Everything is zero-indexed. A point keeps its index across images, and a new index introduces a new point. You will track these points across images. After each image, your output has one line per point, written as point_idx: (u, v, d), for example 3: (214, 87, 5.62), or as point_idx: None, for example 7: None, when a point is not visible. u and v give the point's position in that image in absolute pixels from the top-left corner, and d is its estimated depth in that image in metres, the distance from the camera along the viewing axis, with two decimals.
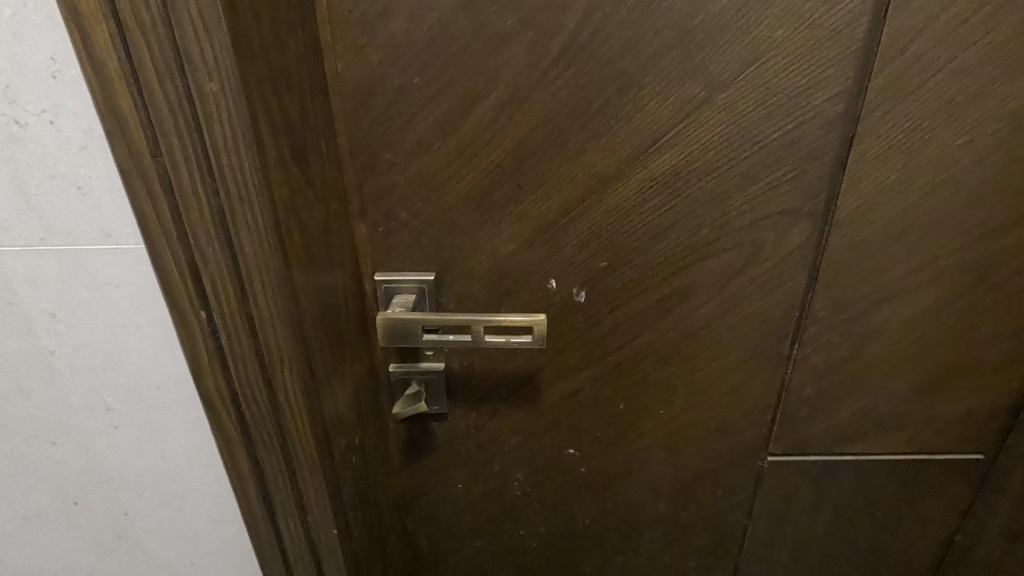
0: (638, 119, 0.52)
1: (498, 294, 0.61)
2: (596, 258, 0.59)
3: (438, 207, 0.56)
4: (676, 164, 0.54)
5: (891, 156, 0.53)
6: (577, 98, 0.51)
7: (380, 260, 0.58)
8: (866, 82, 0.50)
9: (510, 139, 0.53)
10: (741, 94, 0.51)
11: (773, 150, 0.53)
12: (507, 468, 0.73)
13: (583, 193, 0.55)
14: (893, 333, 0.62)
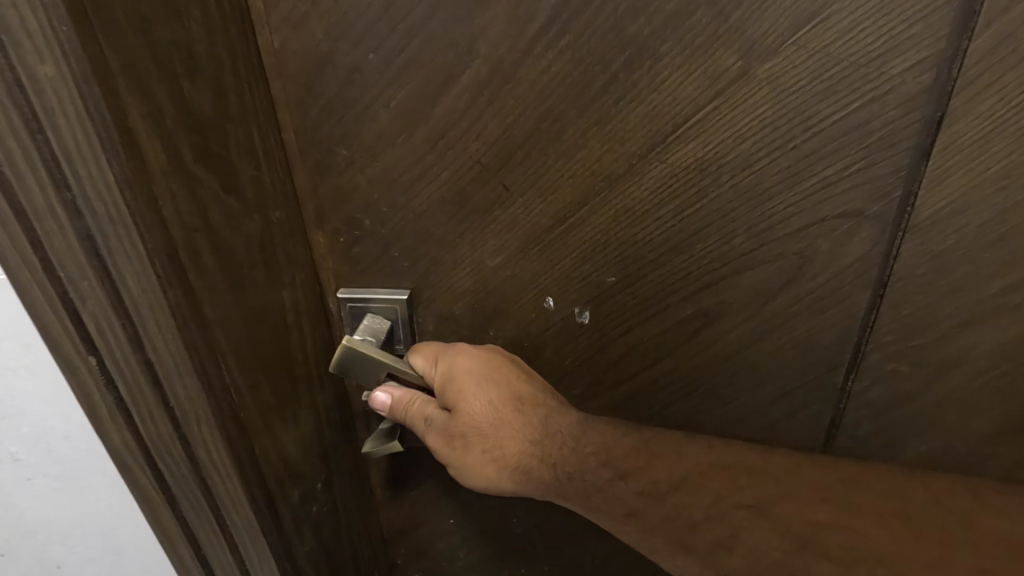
0: (653, 101, 0.40)
1: (485, 314, 0.51)
2: (601, 273, 0.48)
3: (408, 214, 0.46)
4: (701, 158, 0.42)
5: (992, 142, 0.40)
6: (575, 75, 0.40)
7: (344, 276, 0.49)
8: (965, 44, 0.37)
9: (493, 130, 0.42)
10: (791, 63, 0.38)
11: (832, 138, 0.41)
12: (504, 504, 0.65)
13: (585, 195, 0.44)
14: (981, 364, 0.49)
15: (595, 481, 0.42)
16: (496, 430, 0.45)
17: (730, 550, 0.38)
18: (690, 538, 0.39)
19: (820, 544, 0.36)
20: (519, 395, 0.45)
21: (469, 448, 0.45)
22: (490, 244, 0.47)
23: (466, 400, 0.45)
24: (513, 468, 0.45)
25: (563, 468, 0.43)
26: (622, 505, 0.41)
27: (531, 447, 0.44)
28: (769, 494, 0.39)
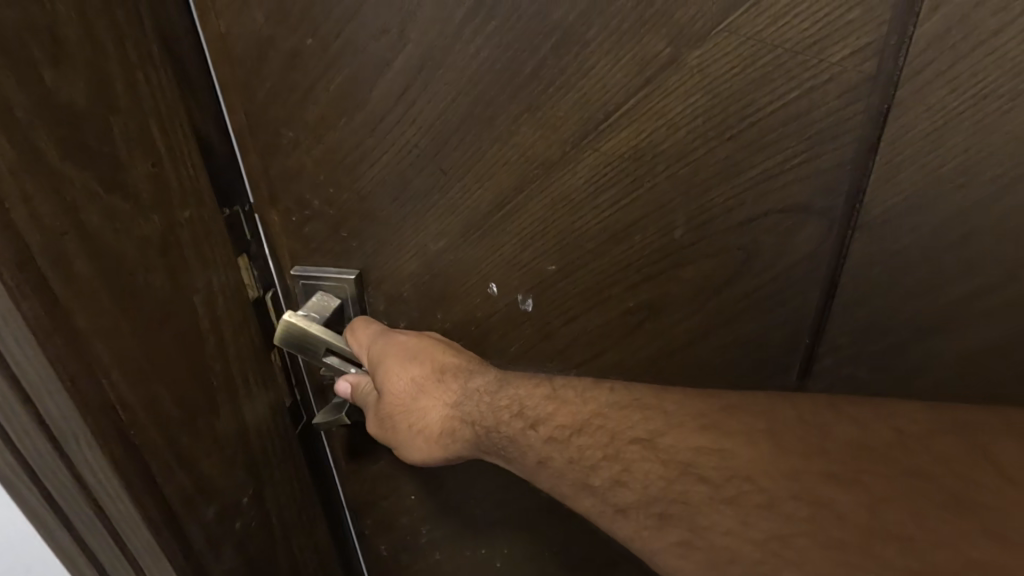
0: (582, 88, 0.40)
1: (432, 297, 0.52)
2: (541, 261, 0.48)
3: (355, 196, 0.47)
4: (634, 147, 0.42)
5: (946, 136, 0.38)
6: (502, 62, 0.40)
7: (299, 254, 0.51)
8: (908, 29, 0.35)
9: (426, 115, 0.43)
10: (721, 50, 0.37)
11: (770, 129, 0.39)
12: (464, 483, 0.66)
13: (521, 182, 0.45)
14: (948, 374, 0.46)
15: (506, 431, 0.43)
16: (423, 401, 0.47)
17: (625, 486, 0.37)
18: (590, 474, 0.38)
19: (698, 470, 0.35)
20: (443, 366, 0.47)
21: (400, 418, 0.48)
22: (432, 229, 0.48)
23: (393, 378, 0.47)
24: (440, 432, 0.47)
25: (479, 428, 0.45)
26: (529, 443, 0.42)
27: (454, 411, 0.46)
28: (657, 428, 0.37)
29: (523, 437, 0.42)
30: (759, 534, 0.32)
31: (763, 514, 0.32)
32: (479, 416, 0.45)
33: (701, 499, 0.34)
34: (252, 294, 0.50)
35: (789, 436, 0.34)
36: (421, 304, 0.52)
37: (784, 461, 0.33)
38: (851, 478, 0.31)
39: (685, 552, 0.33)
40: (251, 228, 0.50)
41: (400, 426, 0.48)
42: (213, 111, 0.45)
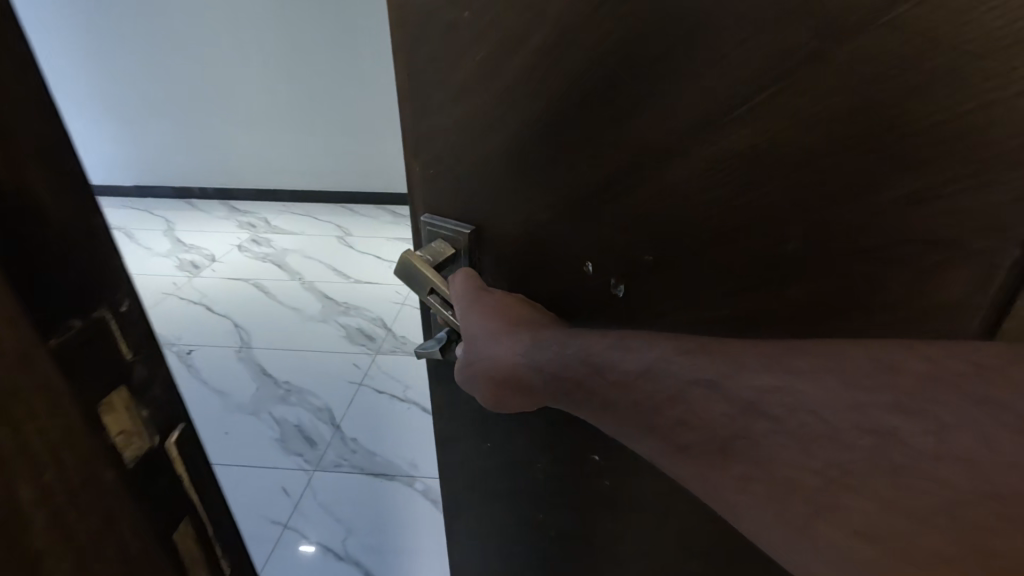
0: (706, 81, 0.37)
1: (525, 268, 0.51)
2: (643, 246, 0.45)
3: (484, 162, 0.49)
4: (756, 149, 0.37)
5: None
6: (622, 47, 0.38)
7: (447, 200, 0.53)
8: None
9: (544, 93, 0.43)
10: (874, 47, 0.32)
11: (924, 144, 0.33)
12: (546, 505, 0.55)
13: (631, 169, 0.42)
14: None
15: (589, 389, 0.41)
16: (496, 349, 0.44)
17: (686, 424, 0.36)
18: (653, 412, 0.37)
19: (760, 407, 0.33)
20: (517, 321, 0.45)
21: (475, 363, 0.46)
22: (539, 200, 0.48)
23: (469, 323, 0.45)
24: (511, 382, 0.45)
25: (558, 382, 0.42)
26: (601, 397, 0.40)
27: (529, 364, 0.43)
28: (722, 373, 0.35)
29: (588, 383, 0.41)
30: (815, 461, 0.32)
31: (817, 443, 0.32)
32: (553, 355, 0.43)
33: (757, 432, 0.33)
34: (134, 451, 0.33)
35: (856, 361, 0.32)
36: (529, 271, 0.51)
37: (854, 397, 0.31)
38: (919, 407, 0.30)
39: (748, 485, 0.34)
40: (139, 343, 0.34)
41: (491, 385, 0.46)
42: (64, 200, 0.29)
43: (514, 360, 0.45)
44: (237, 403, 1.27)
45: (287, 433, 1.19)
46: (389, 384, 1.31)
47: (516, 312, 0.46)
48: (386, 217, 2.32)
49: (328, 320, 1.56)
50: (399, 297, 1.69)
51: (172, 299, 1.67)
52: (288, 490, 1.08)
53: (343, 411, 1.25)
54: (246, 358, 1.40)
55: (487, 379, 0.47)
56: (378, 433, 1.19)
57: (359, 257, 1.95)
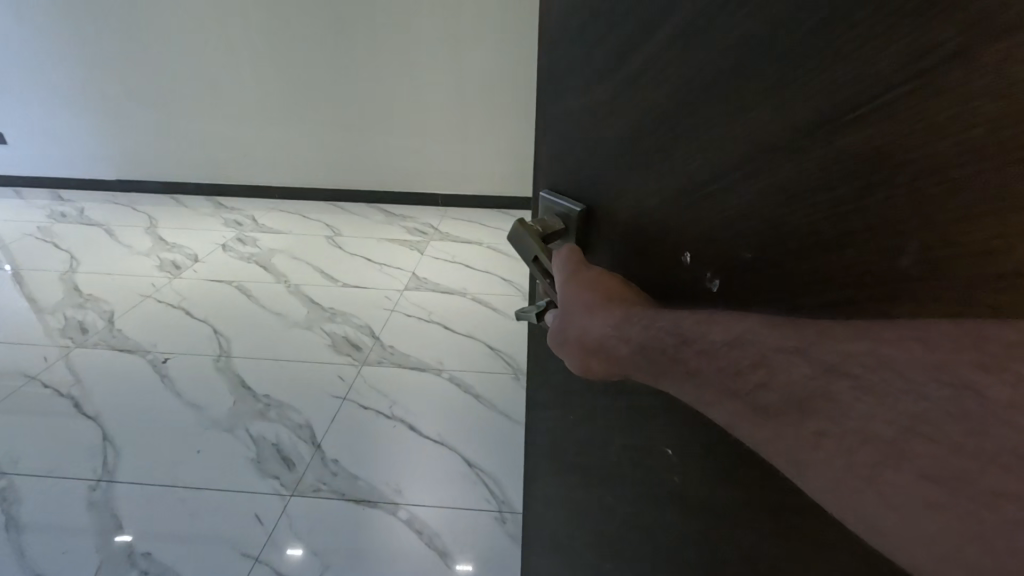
0: (843, 67, 0.20)
1: (620, 241, 0.37)
2: (734, 282, 0.27)
3: (597, 149, 0.37)
4: (914, 173, 0.19)
5: None
6: (746, 25, 0.24)
7: (561, 164, 0.41)
8: None
9: (648, 81, 0.30)
10: None
11: None
12: (598, 479, 0.47)
13: (727, 174, 0.26)
14: None
15: (669, 353, 0.27)
16: (586, 320, 0.33)
17: (767, 389, 0.22)
18: (731, 377, 0.23)
19: (843, 363, 0.20)
20: (615, 295, 0.33)
21: (564, 328, 0.36)
22: (638, 194, 0.34)
23: (566, 293, 0.36)
24: (599, 352, 0.32)
25: (641, 352, 0.29)
26: (686, 363, 0.26)
27: (618, 334, 0.31)
28: (801, 331, 0.22)
29: (677, 354, 0.26)
30: (911, 415, 0.18)
31: (916, 402, 0.18)
32: (644, 341, 0.29)
33: (843, 395, 0.20)
34: None
35: None
36: (629, 259, 0.36)
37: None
38: None
39: (820, 445, 0.20)
40: None
41: (576, 355, 0.35)
42: None
43: (597, 335, 0.32)
44: (212, 418, 1.10)
45: (263, 452, 1.01)
46: (376, 397, 1.13)
47: (619, 288, 0.34)
48: (392, 221, 2.26)
49: (313, 328, 1.42)
50: (387, 302, 1.55)
51: (150, 301, 1.58)
52: (262, 518, 0.89)
53: (324, 428, 1.06)
54: (224, 368, 1.25)
55: (569, 350, 0.35)
56: (359, 451, 1.00)
57: (347, 259, 1.86)
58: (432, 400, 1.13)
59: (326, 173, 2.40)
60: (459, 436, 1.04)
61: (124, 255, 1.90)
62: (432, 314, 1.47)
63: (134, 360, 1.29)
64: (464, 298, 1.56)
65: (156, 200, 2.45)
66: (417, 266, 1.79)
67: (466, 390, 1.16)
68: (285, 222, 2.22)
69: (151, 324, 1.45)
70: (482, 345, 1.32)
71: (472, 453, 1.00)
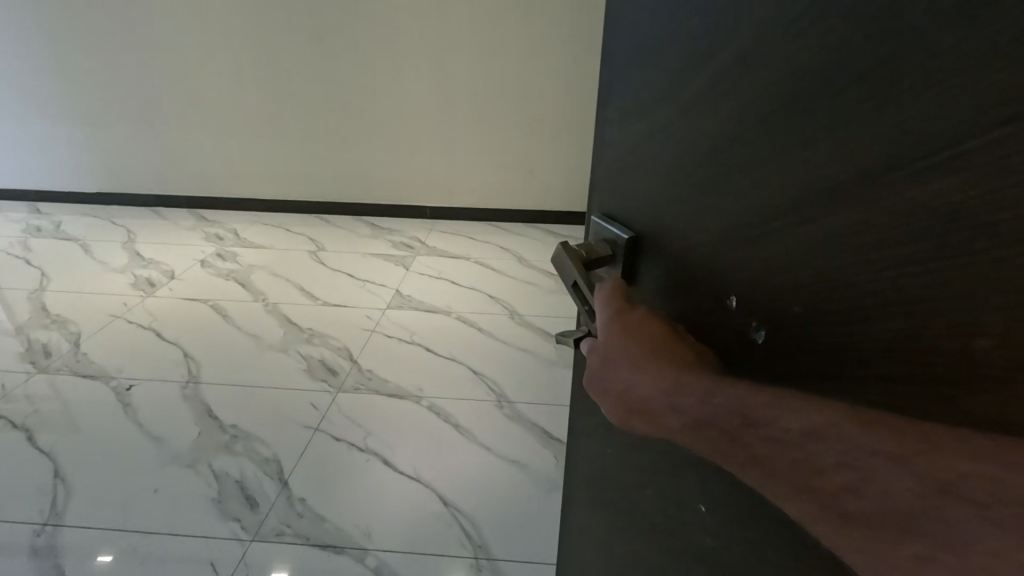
0: (925, 103, 0.16)
1: (664, 273, 0.32)
2: (787, 340, 0.23)
3: (649, 175, 0.33)
4: (1015, 239, 0.14)
5: None
6: (808, 53, 0.20)
7: (611, 186, 0.38)
8: None
9: (703, 108, 0.26)
10: None
11: None
12: (621, 536, 0.43)
13: (779, 215, 0.23)
14: None
15: (731, 433, 0.22)
16: (627, 374, 0.28)
17: (857, 495, 0.18)
18: (811, 474, 0.19)
19: (959, 484, 0.15)
20: (661, 347, 0.28)
21: (602, 378, 0.31)
22: (686, 229, 0.29)
23: (604, 340, 0.31)
24: (644, 415, 0.28)
25: (693, 427, 0.24)
26: (750, 448, 0.21)
27: (668, 400, 0.26)
28: (905, 430, 0.17)
29: (741, 439, 0.22)
30: None
31: None
32: (704, 415, 0.24)
33: (959, 518, 0.15)
34: None
35: None
36: (672, 297, 0.32)
37: None
38: None
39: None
40: None
41: (618, 409, 0.30)
42: None
43: (643, 397, 0.27)
44: (174, 452, 1.03)
45: (225, 490, 0.95)
46: (349, 429, 1.06)
47: (662, 340, 0.28)
48: (380, 235, 2.20)
49: (288, 350, 1.35)
50: (369, 322, 1.49)
51: (120, 321, 1.51)
52: (217, 567, 0.82)
53: (293, 463, 1.00)
54: (191, 397, 1.18)
55: (609, 403, 0.31)
56: (330, 488, 0.94)
57: (330, 275, 1.80)
58: (408, 430, 1.07)
59: (313, 185, 2.35)
60: (435, 471, 0.97)
61: (101, 272, 1.83)
62: (414, 335, 1.41)
63: (98, 387, 1.22)
64: (450, 317, 1.51)
65: (136, 213, 2.38)
66: (401, 283, 1.73)
67: (442, 419, 1.10)
68: (268, 235, 2.16)
69: (120, 347, 1.39)
70: (465, 369, 1.26)
71: (451, 490, 0.93)
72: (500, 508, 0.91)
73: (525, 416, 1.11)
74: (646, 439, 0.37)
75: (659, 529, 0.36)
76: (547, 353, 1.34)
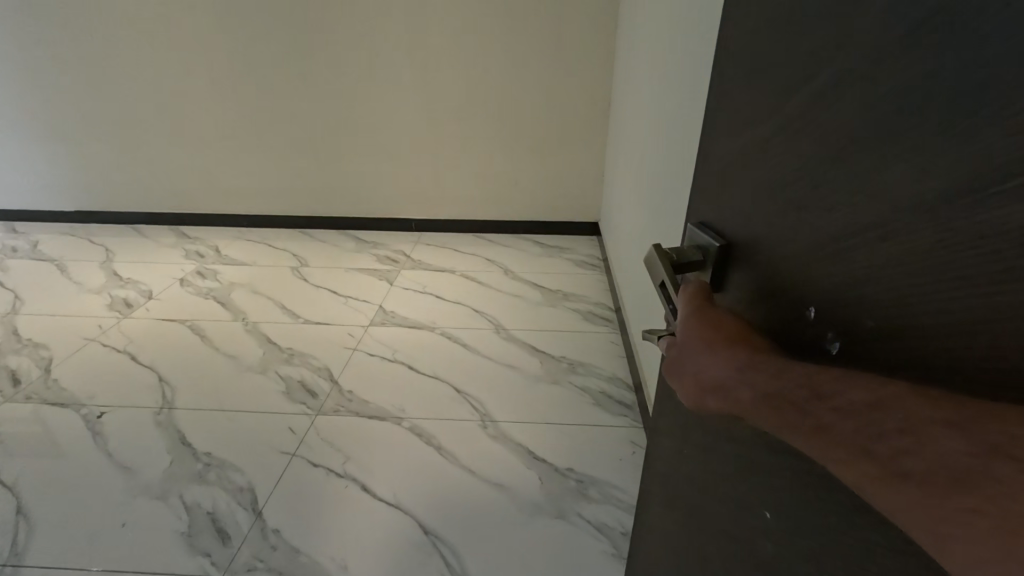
0: (998, 136, 0.16)
1: (750, 283, 0.33)
2: (859, 347, 0.23)
3: (746, 191, 0.33)
4: None
5: None
6: (900, 86, 0.20)
7: (709, 200, 0.39)
8: None
9: (800, 133, 0.26)
10: None
11: None
12: (688, 547, 0.43)
13: (853, 232, 0.23)
14: None
15: (798, 405, 0.23)
16: (703, 359, 0.31)
17: (906, 455, 0.19)
18: (869, 438, 0.20)
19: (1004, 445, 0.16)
20: (739, 337, 0.30)
21: (677, 363, 0.34)
22: (772, 243, 0.30)
23: (683, 329, 0.34)
24: (714, 392, 0.29)
25: (765, 400, 0.25)
26: (817, 417, 0.23)
27: (739, 377, 0.28)
28: (957, 401, 0.18)
29: (805, 406, 0.23)
30: None
31: None
32: (770, 386, 0.25)
33: (1001, 472, 0.16)
34: None
35: None
36: (760, 306, 0.31)
37: None
38: None
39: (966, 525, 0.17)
40: None
41: (689, 388, 0.32)
42: None
43: (714, 372, 0.30)
44: (145, 483, 0.99)
45: (197, 523, 0.91)
46: (327, 454, 1.03)
47: (741, 332, 0.30)
48: (368, 248, 2.17)
49: (267, 372, 1.31)
50: (351, 340, 1.45)
51: (97, 344, 1.47)
52: None
53: (268, 492, 0.96)
54: (164, 425, 1.14)
55: (681, 384, 0.33)
56: (308, 517, 0.91)
57: (311, 292, 1.76)
58: (390, 454, 1.03)
59: (299, 199, 2.32)
60: (416, 498, 0.94)
61: (76, 293, 1.79)
62: (397, 352, 1.38)
63: (67, 416, 1.17)
64: (435, 333, 1.48)
65: (116, 231, 2.34)
66: (384, 298, 1.70)
67: (419, 443, 1.06)
68: (251, 252, 2.12)
69: (94, 371, 1.34)
70: (448, 388, 1.23)
71: (433, 518, 0.90)
72: (485, 535, 0.87)
73: (509, 436, 1.08)
74: (718, 454, 0.37)
75: (729, 535, 0.35)
76: (533, 369, 1.31)
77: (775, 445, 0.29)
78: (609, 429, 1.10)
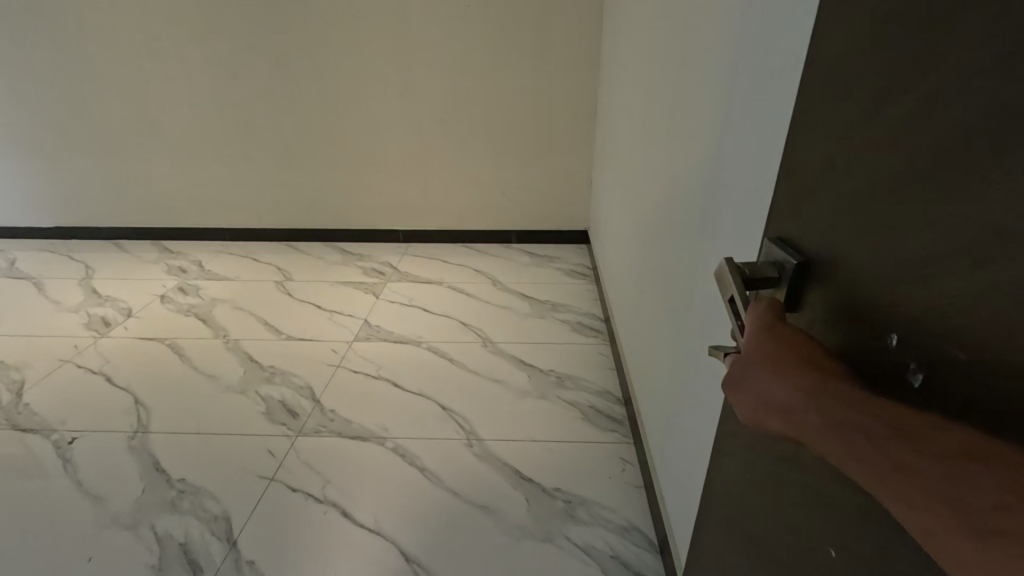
0: None
1: (824, 302, 0.30)
2: (951, 389, 0.21)
3: (819, 200, 0.30)
4: None
5: None
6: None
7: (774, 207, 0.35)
8: None
9: (892, 136, 0.23)
10: None
11: None
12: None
13: (952, 257, 0.21)
14: None
15: (876, 445, 0.22)
16: (767, 378, 0.29)
17: (1001, 515, 0.18)
18: (954, 491, 0.19)
19: None
20: (810, 359, 0.27)
21: (734, 377, 0.31)
22: (847, 258, 0.27)
23: (746, 342, 0.31)
24: (778, 415, 0.28)
25: (837, 434, 0.24)
26: (895, 459, 0.21)
27: (809, 406, 0.26)
28: None
29: (889, 447, 0.22)
30: None
31: None
32: (849, 421, 0.24)
33: None
34: None
35: None
36: (832, 327, 0.29)
37: None
38: None
39: None
40: None
41: (746, 405, 0.30)
42: None
43: (781, 395, 0.28)
44: (114, 513, 0.95)
45: (167, 555, 0.87)
46: (306, 478, 0.99)
47: (812, 354, 0.28)
48: (359, 260, 2.14)
49: (246, 392, 1.27)
50: (334, 357, 1.42)
51: (70, 365, 1.43)
52: None
53: (243, 519, 0.93)
54: (137, 450, 1.10)
55: (737, 399, 0.31)
56: (283, 547, 0.87)
57: (296, 308, 1.73)
58: (371, 475, 1.00)
59: (287, 212, 2.28)
60: (397, 522, 0.91)
61: (48, 312, 1.74)
62: (381, 369, 1.35)
63: (37, 443, 1.13)
64: (420, 347, 1.45)
65: (96, 246, 2.29)
66: (369, 312, 1.67)
67: (397, 465, 1.03)
68: (234, 266, 2.08)
69: (69, 394, 1.30)
70: (429, 405, 1.20)
71: (414, 544, 0.87)
72: (472, 560, 0.84)
73: (495, 455, 1.05)
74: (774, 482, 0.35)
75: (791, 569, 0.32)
76: (520, 383, 1.28)
77: (845, 477, 0.27)
78: (596, 445, 1.07)
